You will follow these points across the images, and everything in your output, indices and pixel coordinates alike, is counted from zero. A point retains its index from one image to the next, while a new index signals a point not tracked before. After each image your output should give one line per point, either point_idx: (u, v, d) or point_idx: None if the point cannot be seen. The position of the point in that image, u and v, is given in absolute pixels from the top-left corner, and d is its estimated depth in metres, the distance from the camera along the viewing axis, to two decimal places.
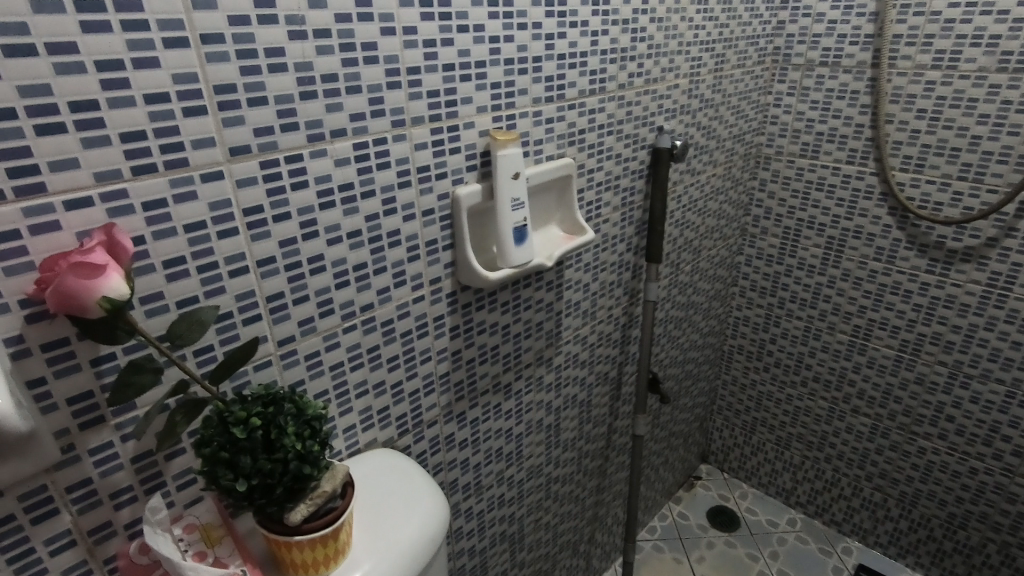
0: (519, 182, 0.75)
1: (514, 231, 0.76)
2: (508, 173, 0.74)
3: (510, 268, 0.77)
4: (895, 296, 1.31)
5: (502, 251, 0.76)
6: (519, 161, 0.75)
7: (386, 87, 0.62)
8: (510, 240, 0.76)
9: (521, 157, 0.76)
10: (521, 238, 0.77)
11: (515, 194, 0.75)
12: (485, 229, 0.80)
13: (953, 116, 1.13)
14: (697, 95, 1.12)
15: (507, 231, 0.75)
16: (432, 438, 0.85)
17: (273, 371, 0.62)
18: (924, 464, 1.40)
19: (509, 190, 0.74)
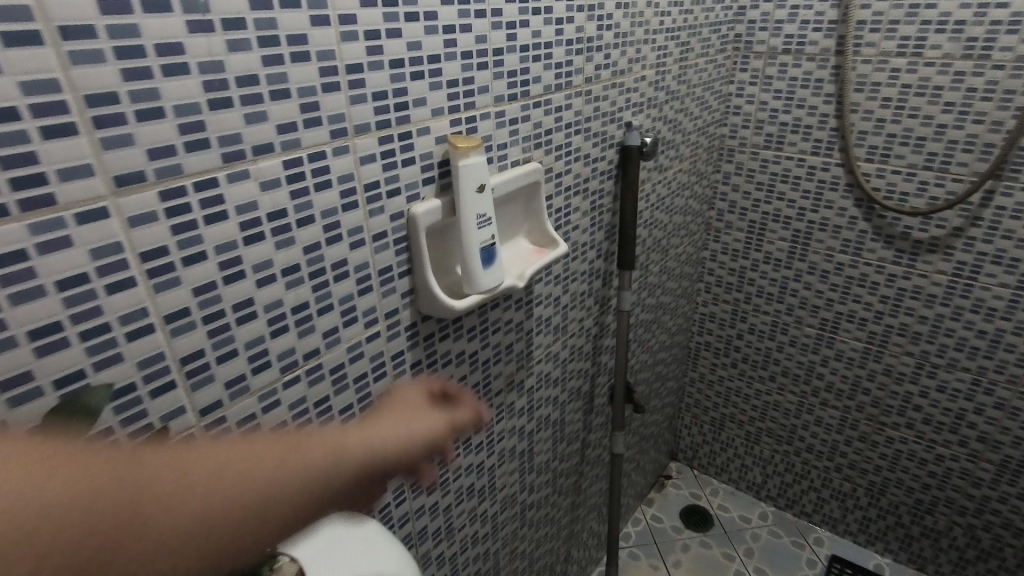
0: (485, 194, 0.65)
1: (481, 252, 0.66)
2: (472, 185, 0.63)
3: (478, 294, 0.67)
4: (862, 288, 1.29)
5: (468, 274, 0.66)
6: (484, 171, 0.65)
7: (322, 90, 0.50)
8: (477, 263, 0.66)
9: (485, 165, 0.66)
10: (489, 259, 0.67)
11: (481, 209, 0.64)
12: (449, 249, 0.70)
13: (918, 104, 1.10)
14: (663, 87, 1.04)
15: (473, 252, 0.65)
16: (396, 488, 0.74)
17: None
18: (892, 453, 1.40)
19: (474, 204, 0.63)
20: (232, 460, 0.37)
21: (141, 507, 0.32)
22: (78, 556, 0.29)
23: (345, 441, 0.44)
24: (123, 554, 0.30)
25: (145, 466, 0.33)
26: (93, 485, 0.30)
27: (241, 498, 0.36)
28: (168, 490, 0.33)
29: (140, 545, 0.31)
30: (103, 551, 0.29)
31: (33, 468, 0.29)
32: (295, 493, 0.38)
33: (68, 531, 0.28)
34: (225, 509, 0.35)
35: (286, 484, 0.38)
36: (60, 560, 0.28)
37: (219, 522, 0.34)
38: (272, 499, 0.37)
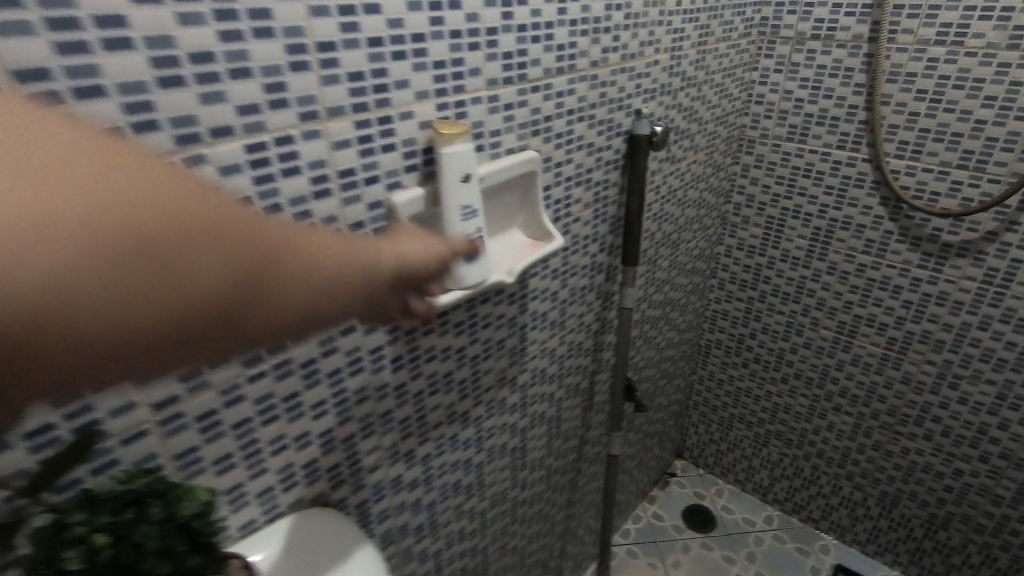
0: (472, 184, 0.61)
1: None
2: (458, 174, 0.59)
3: (459, 289, 0.64)
4: (883, 292, 1.23)
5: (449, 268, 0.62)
6: (472, 159, 0.61)
7: (289, 69, 0.47)
8: (459, 257, 0.62)
9: (474, 153, 0.62)
10: (474, 253, 0.63)
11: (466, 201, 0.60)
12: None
13: (955, 97, 1.02)
14: (678, 73, 0.98)
15: (455, 245, 0.61)
16: (375, 485, 0.72)
17: (152, 442, 0.49)
18: (907, 464, 1.34)
19: (458, 195, 0.59)
20: (318, 233, 0.33)
21: (243, 251, 0.28)
22: (183, 287, 0.25)
23: (416, 243, 0.41)
24: (222, 294, 0.27)
25: (241, 205, 0.28)
26: (188, 219, 0.25)
27: (331, 271, 0.33)
28: (266, 242, 0.29)
29: (238, 294, 0.28)
30: (210, 289, 0.26)
31: (122, 179, 0.24)
32: (376, 279, 0.36)
33: (170, 254, 0.25)
34: (315, 279, 0.32)
35: (365, 267, 0.35)
36: (163, 285, 0.25)
37: (310, 290, 0.32)
38: (356, 275, 0.34)
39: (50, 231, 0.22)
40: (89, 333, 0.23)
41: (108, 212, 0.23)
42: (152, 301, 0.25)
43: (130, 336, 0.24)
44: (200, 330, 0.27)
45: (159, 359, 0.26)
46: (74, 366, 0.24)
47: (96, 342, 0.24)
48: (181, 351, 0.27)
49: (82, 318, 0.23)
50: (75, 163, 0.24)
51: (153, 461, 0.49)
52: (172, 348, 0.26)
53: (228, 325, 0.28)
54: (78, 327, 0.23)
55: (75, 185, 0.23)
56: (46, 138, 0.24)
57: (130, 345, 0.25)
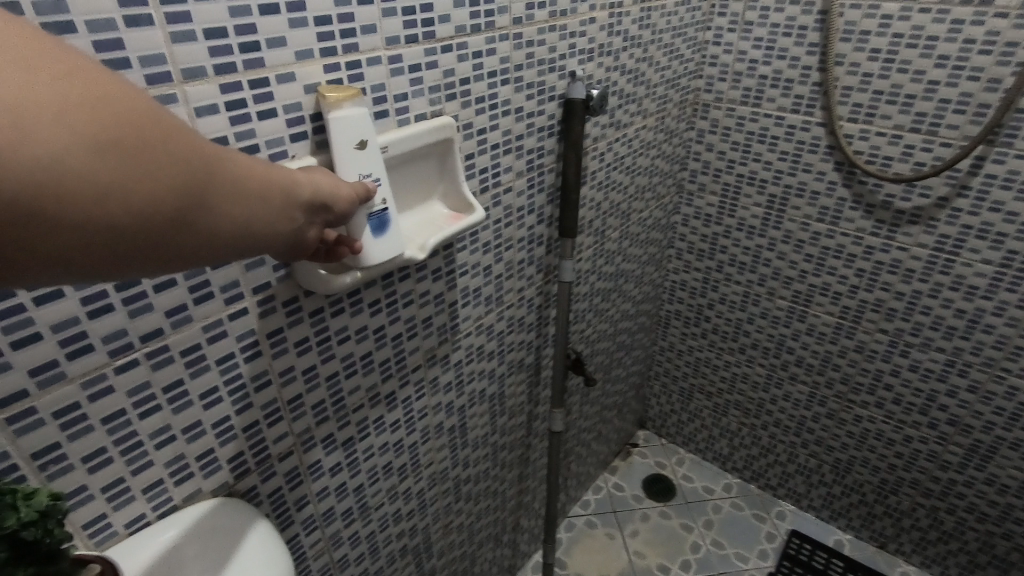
0: (368, 151, 0.55)
1: (367, 221, 0.57)
2: (350, 141, 0.54)
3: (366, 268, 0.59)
4: (837, 260, 1.20)
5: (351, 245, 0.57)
6: (365, 123, 0.55)
7: (125, 24, 0.42)
8: (361, 233, 0.57)
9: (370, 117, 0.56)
10: (379, 227, 0.58)
11: (362, 170, 0.55)
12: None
13: (909, 57, 0.98)
14: (619, 32, 0.93)
15: (356, 220, 0.56)
16: (289, 472, 0.69)
17: (0, 441, 0.45)
18: (860, 432, 1.34)
19: (351, 165, 0.54)
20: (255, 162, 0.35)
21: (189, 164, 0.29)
22: (137, 188, 0.27)
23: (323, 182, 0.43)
24: (170, 204, 0.28)
25: (181, 119, 0.29)
26: (134, 124, 0.26)
27: (262, 198, 0.34)
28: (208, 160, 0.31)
29: (186, 205, 0.29)
30: (159, 192, 0.28)
31: (72, 78, 0.25)
32: (297, 209, 0.38)
33: (130, 152, 0.26)
34: (252, 204, 0.34)
35: (289, 195, 0.37)
36: (123, 184, 0.26)
37: (247, 213, 0.33)
38: (282, 202, 0.36)
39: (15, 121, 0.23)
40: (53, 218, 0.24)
41: (61, 110, 0.24)
42: (116, 200, 0.26)
43: (95, 228, 0.26)
44: (151, 232, 0.28)
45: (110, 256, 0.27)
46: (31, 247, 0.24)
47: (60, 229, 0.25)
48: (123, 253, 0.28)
49: (53, 202, 0.24)
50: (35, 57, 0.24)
51: (3, 462, 0.45)
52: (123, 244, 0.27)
53: (178, 233, 0.29)
54: (44, 214, 0.24)
55: (30, 79, 0.24)
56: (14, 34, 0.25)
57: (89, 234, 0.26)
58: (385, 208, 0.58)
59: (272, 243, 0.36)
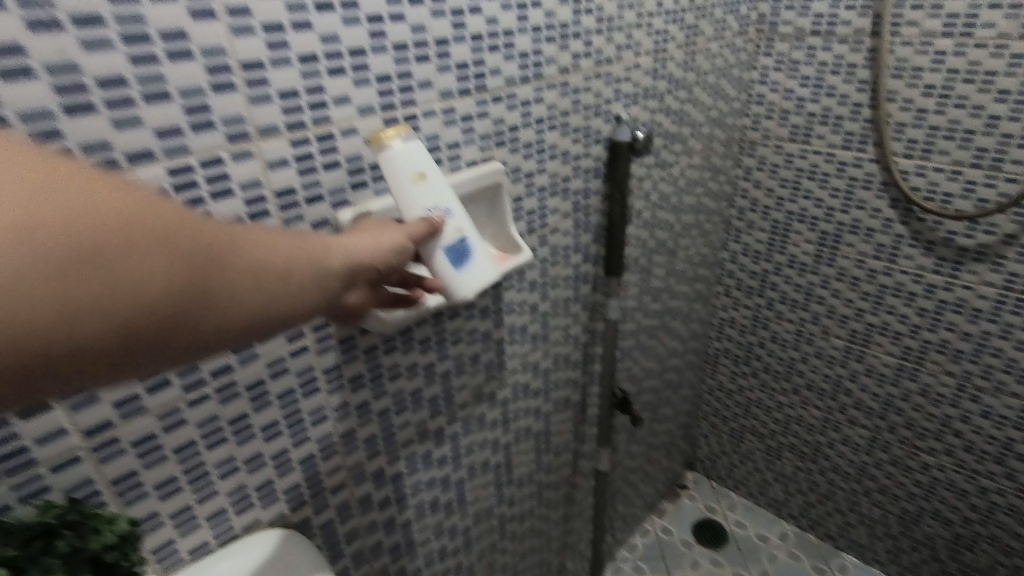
0: (429, 181, 0.54)
1: (446, 253, 0.55)
2: (406, 174, 0.53)
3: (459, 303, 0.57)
4: (896, 298, 1.16)
5: (437, 285, 0.56)
6: (419, 153, 0.54)
7: (212, 90, 0.46)
8: (442, 268, 0.55)
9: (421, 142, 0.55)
10: (460, 258, 0.56)
11: (427, 202, 0.54)
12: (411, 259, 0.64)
13: (966, 92, 0.96)
14: (664, 76, 0.95)
15: (431, 255, 0.55)
16: (340, 505, 0.71)
17: (86, 468, 0.48)
18: (928, 481, 1.26)
19: (412, 199, 0.53)
20: (252, 240, 0.39)
21: (175, 263, 0.33)
22: (122, 297, 0.31)
23: (356, 243, 0.47)
24: (159, 305, 0.32)
25: (168, 225, 0.33)
26: (113, 239, 0.30)
27: (259, 278, 0.38)
28: (193, 254, 0.34)
29: (177, 302, 0.33)
30: (148, 296, 0.32)
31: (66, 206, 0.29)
32: (309, 281, 0.42)
33: (109, 263, 0.30)
34: (246, 287, 0.37)
35: (297, 271, 0.41)
36: (102, 294, 0.30)
37: (239, 297, 0.37)
38: (288, 280, 0.40)
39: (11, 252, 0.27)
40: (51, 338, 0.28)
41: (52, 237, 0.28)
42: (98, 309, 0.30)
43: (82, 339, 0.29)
44: (148, 333, 0.32)
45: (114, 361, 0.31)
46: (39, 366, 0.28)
47: (56, 345, 0.29)
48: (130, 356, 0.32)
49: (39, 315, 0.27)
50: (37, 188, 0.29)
51: (87, 488, 0.49)
52: (122, 349, 0.31)
53: (173, 329, 0.34)
54: (32, 328, 0.27)
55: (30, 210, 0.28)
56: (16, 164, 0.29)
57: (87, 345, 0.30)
58: (462, 236, 0.56)
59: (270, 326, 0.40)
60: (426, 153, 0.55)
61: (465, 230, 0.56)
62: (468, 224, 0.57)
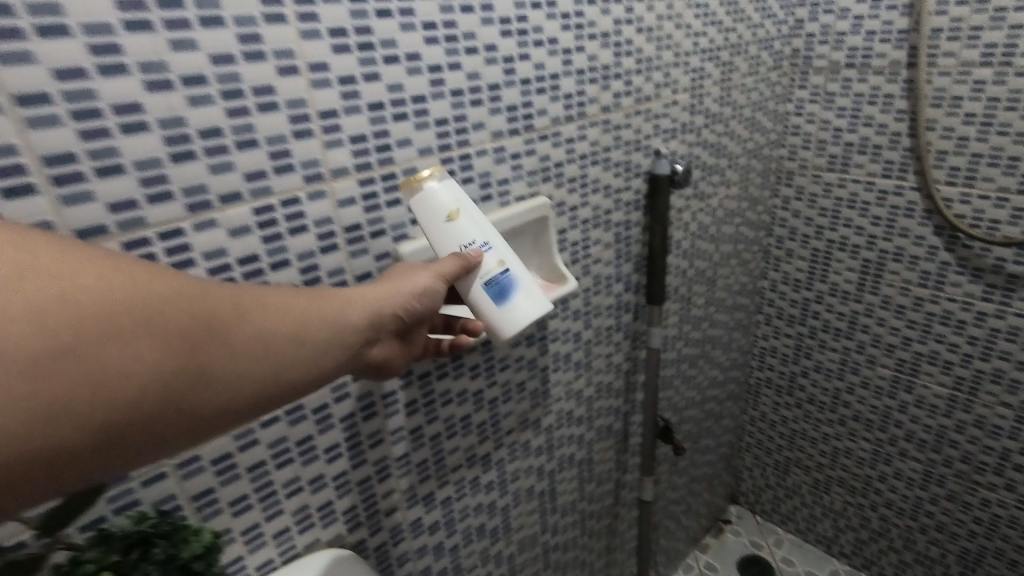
0: (462, 218, 0.57)
1: (487, 289, 0.57)
2: (440, 215, 0.56)
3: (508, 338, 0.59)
4: (945, 327, 1.14)
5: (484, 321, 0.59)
6: (450, 192, 0.57)
7: (293, 137, 0.51)
8: (486, 305, 0.58)
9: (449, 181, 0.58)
10: (504, 292, 0.58)
11: (463, 240, 0.57)
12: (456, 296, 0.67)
13: (1009, 119, 0.95)
14: (701, 110, 0.98)
15: (473, 293, 0.57)
16: (393, 527, 0.73)
17: (170, 484, 0.52)
18: (989, 518, 1.21)
19: (447, 239, 0.56)
20: (257, 309, 0.42)
21: (179, 343, 0.37)
22: (132, 382, 0.34)
23: (370, 295, 0.50)
24: (166, 386, 0.36)
25: (166, 305, 0.37)
26: (114, 324, 0.34)
27: (263, 345, 0.42)
28: (189, 330, 0.37)
29: (184, 381, 0.37)
30: (156, 378, 0.35)
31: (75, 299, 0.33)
32: (318, 341, 0.45)
33: (117, 352, 0.34)
34: (253, 356, 0.41)
35: (307, 332, 0.44)
36: (107, 375, 0.33)
37: (247, 366, 0.41)
38: (298, 344, 0.44)
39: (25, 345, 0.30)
40: (66, 431, 0.31)
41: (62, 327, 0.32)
42: (105, 389, 0.33)
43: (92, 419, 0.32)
44: (159, 414, 0.36)
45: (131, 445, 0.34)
46: (61, 459, 0.32)
47: (71, 437, 0.32)
48: (148, 437, 0.35)
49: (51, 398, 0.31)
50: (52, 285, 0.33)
51: (172, 502, 0.52)
52: (136, 432, 0.35)
53: (184, 406, 0.37)
54: (48, 412, 0.31)
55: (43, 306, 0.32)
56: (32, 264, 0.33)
57: (102, 432, 0.33)
58: (502, 271, 0.58)
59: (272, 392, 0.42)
60: (457, 191, 0.58)
61: (504, 263, 0.58)
62: (507, 256, 0.59)
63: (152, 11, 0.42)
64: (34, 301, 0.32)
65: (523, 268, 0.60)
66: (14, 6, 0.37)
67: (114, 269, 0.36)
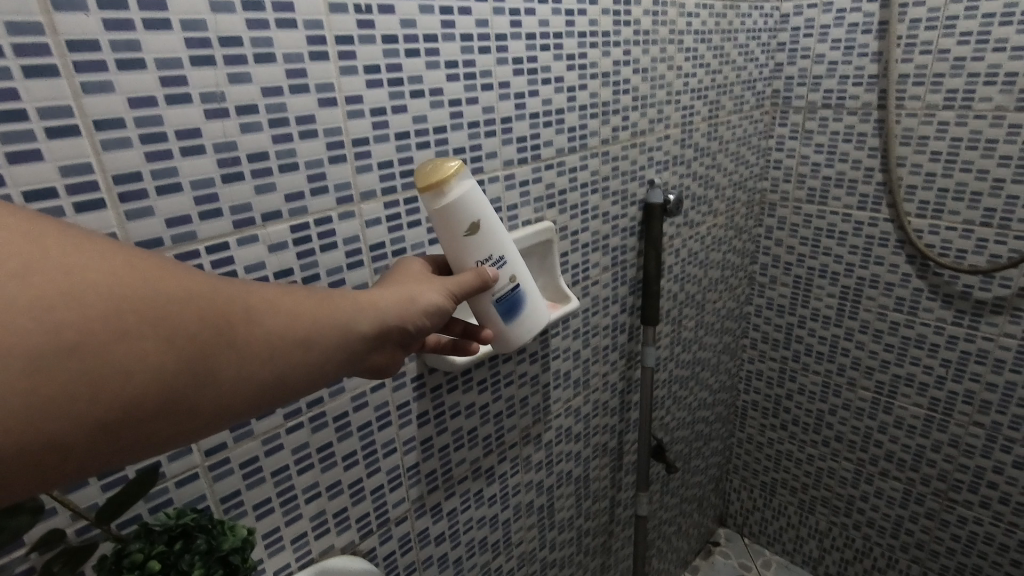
0: (482, 231, 0.58)
1: (498, 306, 0.62)
2: (461, 228, 0.57)
3: (517, 348, 0.65)
4: (920, 350, 1.20)
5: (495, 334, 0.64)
6: (473, 203, 0.57)
7: (329, 161, 0.56)
8: (497, 321, 0.63)
9: (469, 184, 0.57)
10: (513, 310, 0.63)
11: (480, 255, 0.59)
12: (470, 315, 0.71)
13: (971, 157, 1.04)
14: (691, 144, 1.05)
15: (486, 307, 0.62)
16: (402, 536, 0.76)
17: (201, 484, 0.54)
18: (966, 535, 1.26)
19: (465, 252, 0.58)
20: (269, 311, 0.40)
21: (184, 344, 0.34)
22: (129, 383, 0.32)
23: (384, 303, 0.48)
24: (165, 388, 0.33)
25: (179, 302, 0.34)
26: (121, 321, 0.32)
27: (273, 349, 0.40)
28: (201, 331, 0.35)
29: (188, 383, 0.35)
30: (155, 382, 0.33)
31: (84, 290, 0.31)
32: (324, 349, 0.43)
33: (118, 354, 0.31)
34: (260, 359, 0.39)
35: (313, 339, 0.42)
36: (108, 374, 0.31)
37: (250, 371, 0.38)
38: (303, 351, 0.42)
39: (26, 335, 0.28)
40: (53, 432, 0.29)
41: (66, 320, 0.29)
42: (103, 389, 0.31)
43: (86, 418, 0.30)
44: (160, 416, 0.34)
45: (120, 446, 0.32)
46: (44, 458, 0.29)
47: (59, 439, 0.29)
48: (139, 439, 0.33)
49: (50, 395, 0.29)
50: (61, 272, 0.30)
51: (202, 503, 0.55)
52: (125, 433, 0.32)
53: (185, 408, 0.35)
54: (40, 409, 0.28)
55: (51, 295, 0.29)
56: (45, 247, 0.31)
57: (98, 433, 0.31)
58: (513, 289, 0.62)
59: (271, 401, 0.40)
60: (479, 201, 0.58)
61: (515, 281, 0.62)
62: (519, 270, 0.62)
63: (215, 48, 0.46)
64: (38, 290, 0.29)
65: (532, 285, 0.64)
66: (101, 43, 0.41)
67: (124, 260, 0.33)
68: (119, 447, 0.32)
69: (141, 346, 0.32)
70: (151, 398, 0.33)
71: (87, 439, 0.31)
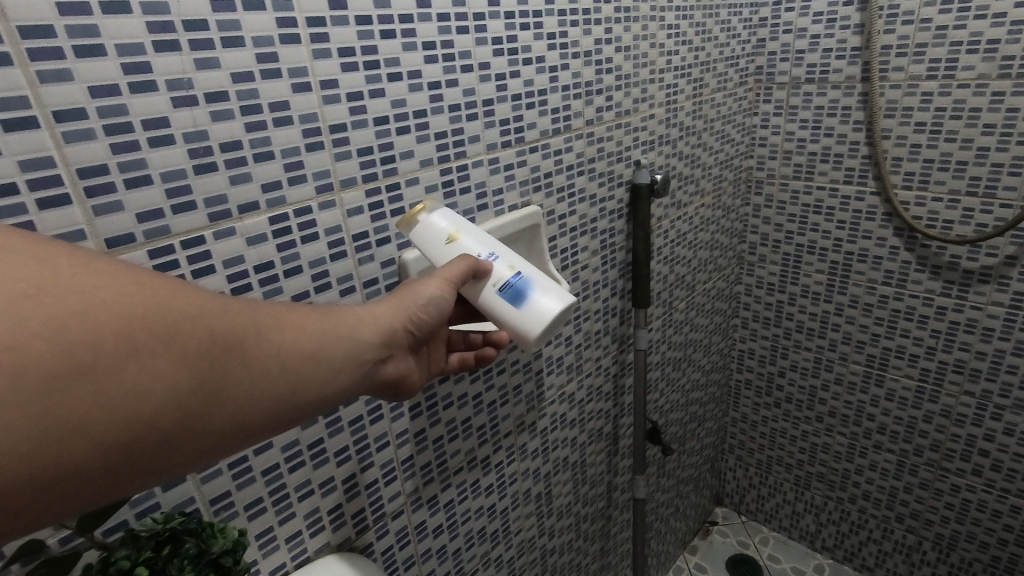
0: (461, 236, 0.60)
1: (502, 294, 0.59)
2: (440, 239, 0.60)
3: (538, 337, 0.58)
4: (909, 322, 1.21)
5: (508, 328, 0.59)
6: (445, 217, 0.61)
7: (306, 149, 0.54)
8: (505, 309, 0.59)
9: (438, 208, 0.62)
10: (521, 295, 0.58)
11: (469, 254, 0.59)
12: (471, 313, 0.70)
13: (955, 127, 1.03)
14: (676, 123, 1.04)
15: (489, 299, 0.59)
16: (399, 530, 0.75)
17: (189, 487, 0.53)
18: (959, 503, 1.27)
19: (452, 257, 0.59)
20: (277, 326, 0.41)
21: (193, 362, 0.35)
22: (142, 402, 0.32)
23: (385, 312, 0.49)
24: (175, 408, 0.34)
25: (186, 321, 0.35)
26: (132, 343, 0.32)
27: (281, 364, 0.40)
28: (210, 349, 0.36)
29: (199, 403, 0.35)
30: (168, 401, 0.33)
31: (94, 312, 0.31)
32: (330, 360, 0.44)
33: (129, 374, 0.32)
34: (269, 375, 0.40)
35: (321, 353, 0.43)
36: (120, 396, 0.31)
37: (260, 386, 0.39)
38: (311, 365, 0.42)
39: (37, 357, 0.28)
40: (67, 454, 0.30)
41: (76, 343, 0.30)
42: (115, 411, 0.31)
43: (101, 438, 0.31)
44: (173, 437, 0.34)
45: (135, 468, 0.33)
46: (62, 481, 0.30)
47: (72, 460, 0.30)
48: (154, 461, 0.33)
49: (62, 416, 0.29)
50: (71, 294, 0.31)
51: (191, 506, 0.54)
52: (142, 455, 0.33)
53: (198, 428, 0.35)
54: (53, 432, 0.29)
55: (61, 317, 0.30)
56: (56, 269, 0.31)
57: (112, 455, 0.31)
58: (514, 275, 0.59)
59: (285, 417, 0.41)
60: (452, 215, 0.61)
61: (514, 268, 0.59)
62: (516, 262, 0.60)
63: (180, 32, 0.44)
64: (49, 312, 0.30)
65: (536, 270, 0.61)
66: (56, 28, 0.39)
67: (132, 281, 0.34)
68: (135, 468, 0.33)
69: (150, 367, 0.33)
70: (163, 418, 0.33)
71: (100, 462, 0.31)
